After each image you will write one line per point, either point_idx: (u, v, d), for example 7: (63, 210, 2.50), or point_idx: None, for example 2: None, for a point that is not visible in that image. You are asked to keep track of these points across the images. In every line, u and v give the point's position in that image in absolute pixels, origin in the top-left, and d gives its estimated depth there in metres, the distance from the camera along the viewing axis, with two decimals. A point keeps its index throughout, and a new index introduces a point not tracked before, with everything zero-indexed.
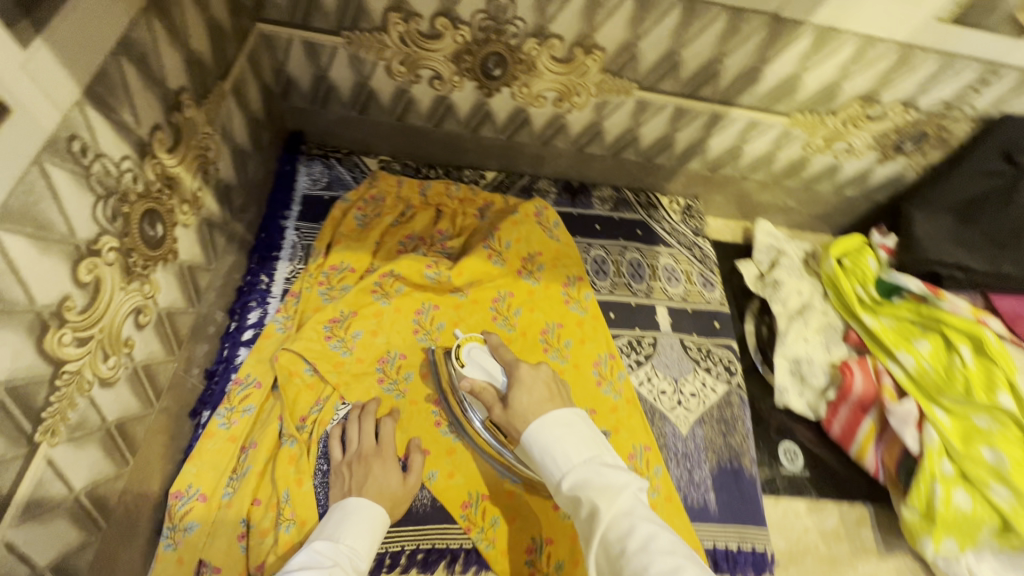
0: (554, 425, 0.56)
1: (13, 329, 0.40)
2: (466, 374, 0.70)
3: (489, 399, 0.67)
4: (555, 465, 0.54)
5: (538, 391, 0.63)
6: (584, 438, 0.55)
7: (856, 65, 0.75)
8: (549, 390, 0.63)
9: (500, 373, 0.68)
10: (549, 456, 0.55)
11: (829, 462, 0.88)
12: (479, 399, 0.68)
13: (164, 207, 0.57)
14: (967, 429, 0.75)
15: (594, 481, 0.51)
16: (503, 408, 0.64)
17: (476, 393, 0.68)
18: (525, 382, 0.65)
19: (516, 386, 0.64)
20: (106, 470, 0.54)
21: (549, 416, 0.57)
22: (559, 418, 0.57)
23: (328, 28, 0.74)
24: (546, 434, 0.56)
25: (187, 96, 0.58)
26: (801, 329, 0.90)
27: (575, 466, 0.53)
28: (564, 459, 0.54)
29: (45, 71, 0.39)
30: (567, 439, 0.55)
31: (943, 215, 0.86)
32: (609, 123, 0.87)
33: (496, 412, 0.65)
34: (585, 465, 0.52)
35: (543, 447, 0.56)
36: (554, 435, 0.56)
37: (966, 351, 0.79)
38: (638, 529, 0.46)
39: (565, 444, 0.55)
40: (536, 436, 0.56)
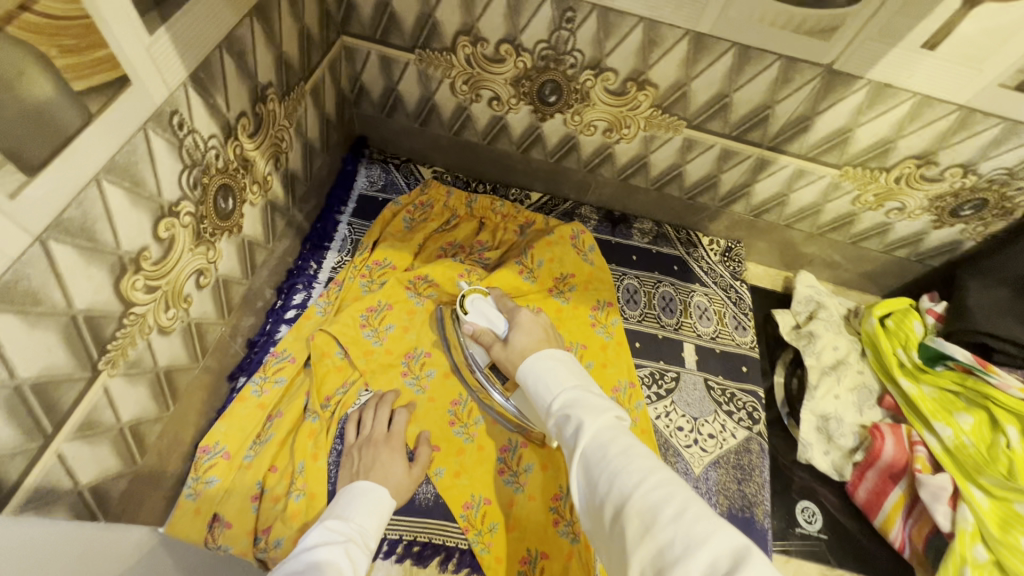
0: (549, 358, 0.60)
1: (99, 267, 0.46)
2: (469, 320, 0.74)
3: (487, 339, 0.71)
4: (544, 390, 0.57)
5: (535, 333, 0.68)
6: (572, 370, 0.59)
7: (912, 123, 0.74)
8: (546, 333, 0.68)
9: (502, 324, 0.73)
10: (539, 382, 0.58)
11: (850, 529, 0.83)
12: (479, 341, 0.72)
13: (237, 184, 0.64)
14: (1006, 515, 0.70)
15: (580, 399, 0.53)
16: (502, 347, 0.68)
17: (476, 336, 0.72)
18: (523, 326, 0.69)
19: (515, 330, 0.69)
20: (148, 410, 0.60)
21: (541, 353, 0.61)
22: (549, 355, 0.61)
23: (403, 44, 0.80)
24: (537, 366, 0.59)
25: (272, 91, 0.66)
26: (833, 386, 0.87)
27: (563, 389, 0.56)
28: (552, 386, 0.57)
29: (163, 55, 0.46)
30: (560, 369, 0.58)
31: (999, 286, 0.82)
32: (656, 157, 0.90)
33: (494, 350, 0.69)
34: (572, 388, 0.55)
35: (534, 377, 0.59)
36: (545, 366, 0.59)
37: (1012, 431, 0.74)
38: (618, 438, 0.49)
39: (554, 373, 0.58)
40: (529, 368, 0.60)
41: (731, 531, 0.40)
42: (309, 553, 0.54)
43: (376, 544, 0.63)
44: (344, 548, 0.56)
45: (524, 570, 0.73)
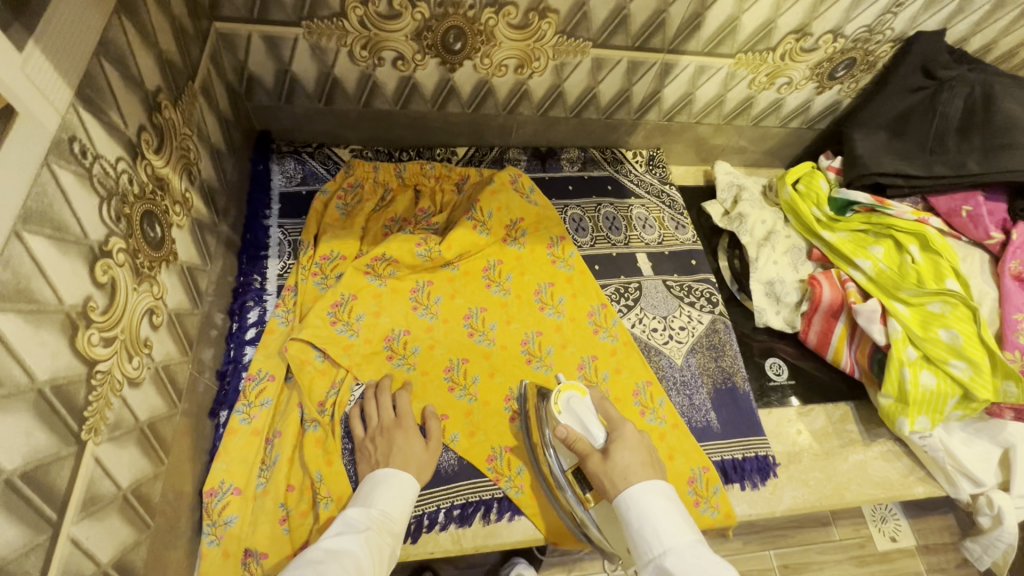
0: (659, 499, 0.62)
1: (48, 328, 0.41)
2: (562, 421, 0.72)
3: (583, 449, 0.69)
4: (655, 538, 0.59)
5: (639, 451, 0.68)
6: (681, 521, 0.60)
7: (787, 1, 0.81)
8: (649, 454, 0.68)
9: (601, 435, 0.70)
10: (650, 525, 0.60)
11: (810, 369, 0.97)
12: (573, 448, 0.70)
13: (159, 208, 0.58)
14: (924, 316, 0.84)
15: (697, 569, 0.55)
16: (600, 460, 0.67)
17: (571, 442, 0.70)
18: (626, 441, 0.69)
19: (617, 442, 0.68)
20: (145, 470, 0.55)
21: (650, 483, 0.63)
22: (659, 492, 0.63)
23: (288, 19, 0.74)
24: (648, 503, 0.61)
25: (163, 97, 0.59)
26: (771, 254, 0.98)
27: (678, 546, 0.58)
28: (665, 538, 0.59)
29: (41, 72, 0.40)
30: (669, 518, 0.60)
31: (878, 131, 0.95)
32: (569, 84, 0.91)
33: (588, 461, 0.68)
34: (686, 547, 0.57)
35: (642, 516, 0.61)
36: (657, 508, 0.61)
37: (914, 249, 0.88)
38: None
39: (669, 524, 0.60)
40: (638, 506, 0.61)
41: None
42: (330, 542, 0.59)
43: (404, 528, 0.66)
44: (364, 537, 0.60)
45: None
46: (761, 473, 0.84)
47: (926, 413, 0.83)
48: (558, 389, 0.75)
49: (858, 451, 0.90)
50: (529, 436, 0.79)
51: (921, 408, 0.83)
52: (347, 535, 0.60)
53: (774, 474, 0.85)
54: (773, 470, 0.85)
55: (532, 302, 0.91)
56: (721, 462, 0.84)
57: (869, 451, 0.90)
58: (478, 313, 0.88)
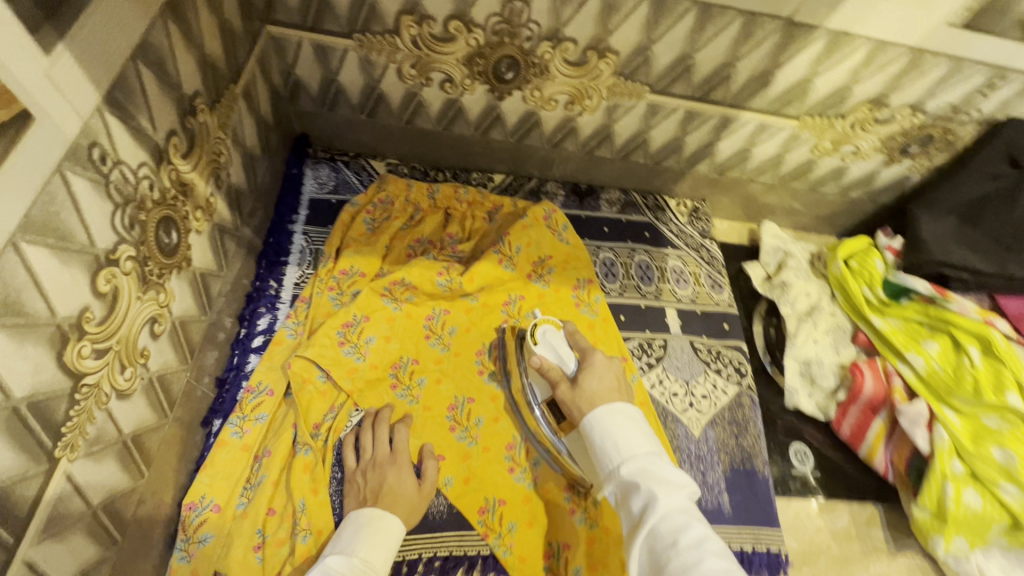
0: (618, 413, 0.59)
1: (34, 343, 0.39)
2: (538, 352, 0.72)
3: (555, 376, 0.69)
4: (615, 450, 0.57)
5: (607, 379, 0.66)
6: (643, 433, 0.58)
7: (866, 69, 0.75)
8: (619, 380, 0.67)
9: (572, 362, 0.70)
10: (610, 437, 0.58)
11: (838, 462, 0.89)
12: (546, 377, 0.70)
13: (178, 214, 0.56)
14: (977, 430, 0.76)
15: (654, 475, 0.53)
16: (569, 388, 0.67)
17: (544, 370, 0.70)
18: (595, 369, 0.68)
19: (587, 371, 0.67)
20: (122, 483, 0.53)
21: (617, 404, 0.61)
22: (621, 407, 0.60)
23: (340, 30, 0.72)
24: (609, 420, 0.59)
25: (201, 100, 0.57)
26: (811, 331, 0.91)
27: (636, 454, 0.55)
28: (625, 448, 0.56)
29: (67, 77, 0.38)
30: (629, 429, 0.58)
31: (947, 216, 0.87)
32: (620, 126, 0.87)
33: (559, 390, 0.67)
34: (645, 454, 0.55)
35: (602, 429, 0.59)
36: (617, 421, 0.58)
37: (974, 351, 0.80)
38: (694, 530, 0.48)
39: (629, 436, 0.57)
40: (600, 424, 0.59)
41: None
42: None
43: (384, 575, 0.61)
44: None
45: (549, 563, 0.73)
46: (770, 571, 0.77)
47: (965, 534, 0.74)
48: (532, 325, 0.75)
49: (881, 561, 0.82)
50: (507, 365, 0.83)
51: (961, 529, 0.74)
52: None
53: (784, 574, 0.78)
54: (783, 570, 0.78)
55: None
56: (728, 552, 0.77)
57: (893, 563, 0.82)
58: (491, 349, 0.84)
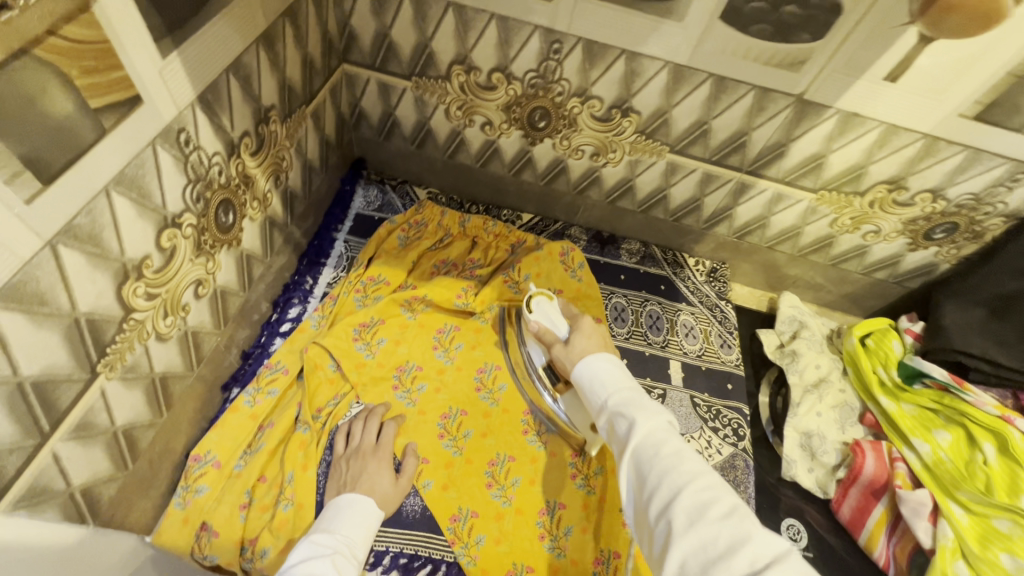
0: (605, 360, 0.62)
1: (103, 272, 0.49)
2: (533, 319, 0.74)
3: (550, 339, 0.71)
4: (599, 386, 0.59)
5: (596, 339, 0.68)
6: (625, 371, 0.61)
7: (881, 150, 0.78)
8: (605, 339, 0.69)
9: (565, 328, 0.72)
10: (597, 378, 0.60)
11: (836, 547, 0.83)
12: (543, 340, 0.73)
13: (238, 200, 0.67)
14: (985, 531, 0.71)
15: (636, 401, 0.56)
16: (563, 347, 0.69)
17: (541, 335, 0.73)
18: (585, 330, 0.70)
19: (577, 333, 0.69)
20: (142, 415, 0.61)
21: (601, 352, 0.64)
22: (607, 358, 0.63)
23: (401, 72, 0.85)
24: (594, 363, 0.61)
25: (275, 113, 0.70)
26: (815, 403, 0.89)
27: (620, 387, 0.58)
28: (609, 384, 0.59)
29: (174, 77, 0.50)
30: (614, 372, 0.60)
31: (974, 307, 0.85)
32: (641, 180, 0.94)
33: (555, 351, 0.70)
34: (627, 388, 0.58)
35: (590, 374, 0.61)
36: (600, 363, 0.61)
37: (989, 448, 0.76)
38: (673, 442, 0.51)
39: (613, 374, 0.60)
40: (585, 367, 0.62)
41: (770, 538, 0.43)
42: (300, 568, 0.56)
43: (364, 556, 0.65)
44: (331, 561, 0.57)
45: None
46: None
47: None
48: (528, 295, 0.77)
49: None
50: (506, 340, 0.90)
51: None
52: (315, 558, 0.58)
53: None
54: None
55: None
56: None
57: None
58: (492, 369, 0.89)
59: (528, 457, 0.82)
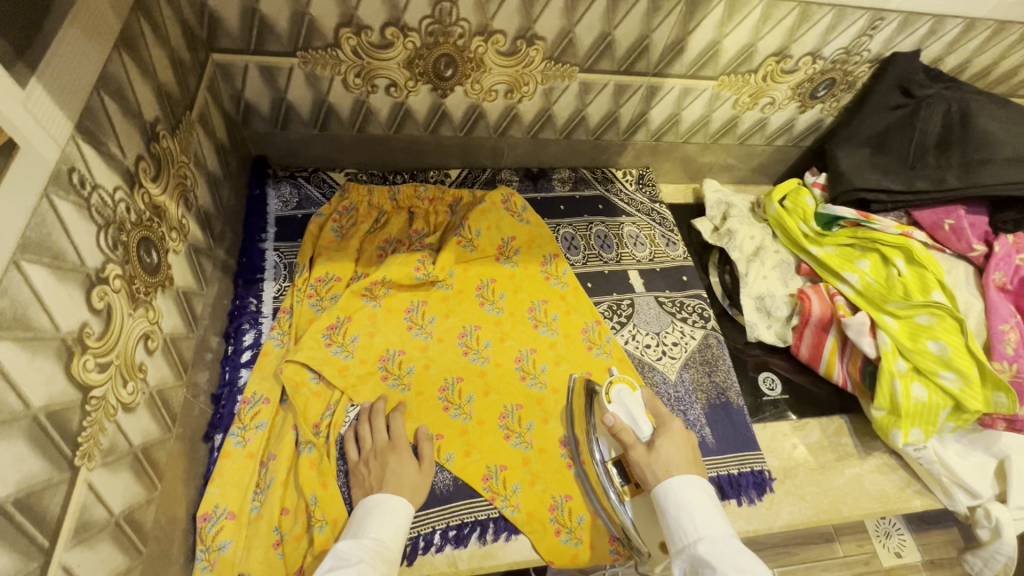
0: (695, 491, 0.66)
1: (45, 355, 0.42)
2: (613, 410, 0.78)
3: (629, 438, 0.73)
4: (690, 527, 0.63)
5: (684, 447, 0.72)
6: (718, 514, 0.64)
7: (765, 26, 0.84)
8: (692, 453, 0.72)
9: (648, 428, 0.76)
10: (686, 514, 0.64)
11: (802, 383, 0.97)
12: (617, 436, 0.74)
13: (156, 234, 0.59)
14: (913, 328, 0.85)
15: (729, 557, 0.59)
16: (644, 451, 0.72)
17: (617, 429, 0.75)
18: (672, 435, 0.73)
19: (663, 437, 0.73)
20: (139, 495, 0.55)
21: (692, 476, 0.68)
22: (697, 486, 0.66)
23: (283, 50, 0.76)
24: (689, 498, 0.65)
25: (161, 127, 0.61)
26: (760, 269, 0.99)
27: (712, 535, 0.61)
28: (700, 527, 0.63)
29: (42, 107, 0.41)
30: (705, 512, 0.64)
31: (860, 148, 0.97)
32: (558, 107, 0.94)
33: (632, 452, 0.72)
34: (719, 538, 0.61)
35: (679, 507, 0.65)
36: (693, 500, 0.65)
37: (900, 262, 0.89)
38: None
39: (704, 513, 0.64)
40: (677, 499, 0.65)
41: None
42: None
43: (400, 554, 0.65)
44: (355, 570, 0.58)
45: (555, 515, 0.77)
46: (757, 489, 0.84)
47: (919, 424, 0.84)
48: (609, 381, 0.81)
49: (854, 464, 0.90)
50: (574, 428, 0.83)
51: (914, 420, 0.84)
52: (341, 569, 0.59)
53: (769, 489, 0.85)
54: (768, 485, 0.85)
55: (526, 319, 0.92)
56: (717, 477, 0.83)
57: (864, 465, 0.91)
58: (472, 331, 0.89)
59: (534, 401, 0.85)
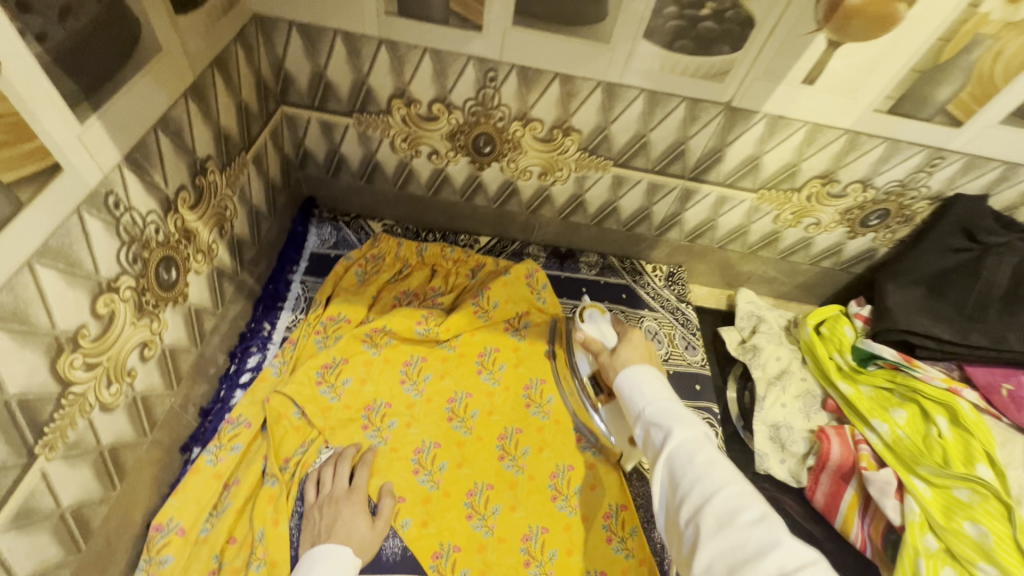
0: (642, 369, 0.64)
1: (33, 349, 0.47)
2: (584, 329, 0.78)
3: (597, 347, 0.75)
4: (637, 395, 0.62)
5: (642, 350, 0.69)
6: (665, 383, 0.63)
7: (809, 148, 0.82)
8: (651, 351, 0.70)
9: (614, 338, 0.75)
10: (634, 387, 0.63)
11: (816, 535, 0.85)
12: (588, 348, 0.76)
13: (180, 255, 0.66)
14: (947, 502, 0.74)
15: (673, 413, 0.59)
16: (608, 356, 0.72)
17: (586, 343, 0.76)
18: (632, 342, 0.71)
19: (623, 342, 0.71)
20: (93, 491, 0.59)
21: (646, 365, 0.66)
22: (647, 366, 0.65)
23: (342, 110, 0.85)
24: (636, 374, 0.64)
25: (212, 163, 0.69)
26: (779, 395, 0.92)
27: (657, 398, 0.61)
28: (646, 394, 0.62)
29: (96, 140, 0.49)
30: (651, 382, 0.63)
31: (914, 286, 0.90)
32: (591, 195, 0.95)
33: (600, 358, 0.73)
34: (663, 398, 0.61)
35: (627, 381, 0.64)
36: (641, 375, 0.64)
37: (942, 421, 0.79)
38: (706, 450, 0.54)
39: (650, 383, 0.63)
40: (628, 376, 0.64)
41: (800, 547, 0.46)
42: None
43: None
44: None
45: None
46: None
47: None
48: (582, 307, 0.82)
49: None
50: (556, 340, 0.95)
51: None
52: None
53: None
54: None
55: (520, 396, 0.90)
56: None
57: None
58: (463, 398, 0.88)
59: (506, 484, 0.82)
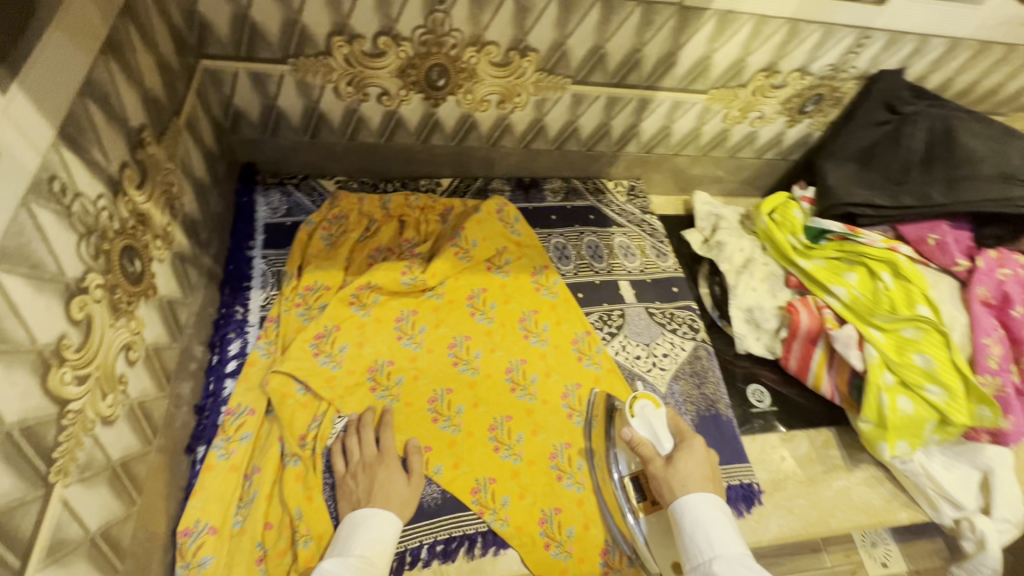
0: (709, 508, 0.66)
1: (19, 369, 0.41)
2: (633, 426, 0.77)
3: (648, 453, 0.74)
4: (707, 543, 0.63)
5: (702, 466, 0.71)
6: (734, 534, 0.64)
7: (755, 41, 0.85)
8: (712, 472, 0.72)
9: (668, 444, 0.75)
10: (702, 531, 0.64)
11: (792, 396, 0.97)
12: (636, 451, 0.75)
13: (139, 242, 0.58)
14: (898, 341, 0.86)
15: None
16: (662, 465, 0.72)
17: (635, 445, 0.75)
18: (691, 453, 0.73)
19: (682, 453, 0.73)
20: (115, 510, 0.54)
21: (709, 495, 0.68)
22: (712, 502, 0.67)
23: (274, 56, 0.76)
24: (704, 514, 0.65)
25: (148, 133, 0.60)
26: (749, 281, 1.00)
27: (729, 555, 0.61)
28: (715, 546, 0.62)
29: (23, 113, 0.40)
30: (721, 533, 0.63)
31: (847, 163, 0.98)
32: (550, 118, 0.94)
33: (651, 466, 0.73)
34: (734, 558, 0.61)
35: (694, 522, 0.65)
36: (710, 517, 0.65)
37: (886, 276, 0.91)
38: None
39: (720, 533, 0.63)
40: (695, 515, 0.65)
41: None
42: None
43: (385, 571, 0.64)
44: None
45: (544, 528, 0.76)
46: (747, 502, 0.84)
47: (905, 438, 0.83)
48: (632, 396, 0.80)
49: (841, 477, 0.91)
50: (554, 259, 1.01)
51: (900, 433, 0.83)
52: None
53: (758, 501, 0.85)
54: (757, 498, 0.85)
55: (517, 329, 0.92)
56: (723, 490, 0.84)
57: (851, 477, 0.91)
58: (463, 341, 0.88)
59: (523, 412, 0.85)
